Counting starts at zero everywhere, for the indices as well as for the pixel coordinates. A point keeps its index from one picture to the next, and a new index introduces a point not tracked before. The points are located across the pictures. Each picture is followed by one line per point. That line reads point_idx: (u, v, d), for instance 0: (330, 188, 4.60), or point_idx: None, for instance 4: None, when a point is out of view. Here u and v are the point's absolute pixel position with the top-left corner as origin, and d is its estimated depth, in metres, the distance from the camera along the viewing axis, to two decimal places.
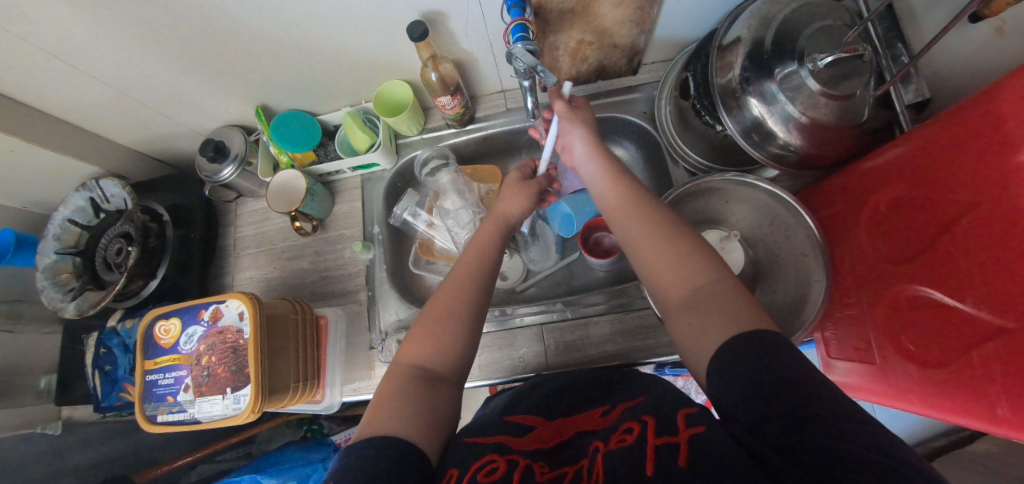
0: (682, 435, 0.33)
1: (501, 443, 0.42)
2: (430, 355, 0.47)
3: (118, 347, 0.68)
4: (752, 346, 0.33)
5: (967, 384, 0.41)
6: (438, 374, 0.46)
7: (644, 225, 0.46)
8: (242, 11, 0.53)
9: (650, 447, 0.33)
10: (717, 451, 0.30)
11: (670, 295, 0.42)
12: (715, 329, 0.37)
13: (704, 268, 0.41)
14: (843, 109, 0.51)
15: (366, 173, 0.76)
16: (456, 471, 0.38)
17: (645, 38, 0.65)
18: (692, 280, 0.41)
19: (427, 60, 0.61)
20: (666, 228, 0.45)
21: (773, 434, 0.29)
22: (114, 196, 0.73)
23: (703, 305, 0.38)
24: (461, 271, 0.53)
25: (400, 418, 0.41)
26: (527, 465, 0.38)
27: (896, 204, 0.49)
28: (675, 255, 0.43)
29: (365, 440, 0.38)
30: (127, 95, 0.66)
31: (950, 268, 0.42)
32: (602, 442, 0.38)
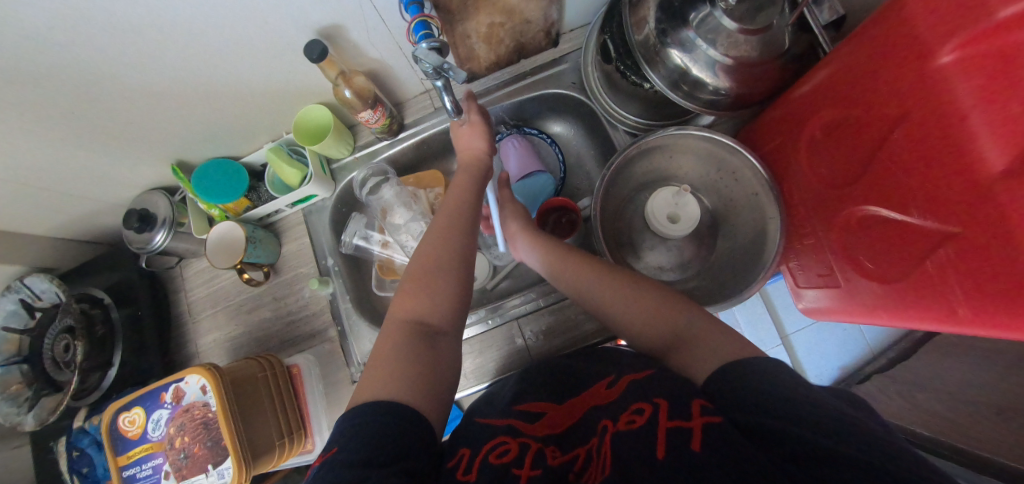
0: (695, 421, 0.30)
1: (512, 426, 0.45)
2: (428, 310, 0.48)
3: (92, 446, 0.65)
4: (748, 368, 0.33)
5: (925, 293, 0.41)
6: (436, 330, 0.47)
7: (609, 287, 0.50)
8: (122, 71, 0.49)
9: (661, 430, 0.32)
10: (724, 439, 0.28)
11: (654, 345, 0.44)
12: (698, 357, 0.38)
13: (674, 314, 0.44)
14: (764, 42, 0.51)
15: (307, 206, 0.72)
16: (469, 451, 0.41)
17: (557, 8, 0.62)
18: (668, 325, 0.43)
19: (336, 79, 0.58)
20: (629, 284, 0.49)
21: (764, 427, 0.28)
22: (45, 292, 0.68)
23: (685, 345, 0.40)
24: (418, 269, 0.51)
25: (398, 381, 0.39)
26: (539, 449, 0.40)
27: (831, 129, 0.49)
28: (645, 304, 0.46)
29: (370, 404, 0.36)
30: (23, 184, 0.61)
31: (891, 184, 0.42)
32: (610, 421, 0.38)
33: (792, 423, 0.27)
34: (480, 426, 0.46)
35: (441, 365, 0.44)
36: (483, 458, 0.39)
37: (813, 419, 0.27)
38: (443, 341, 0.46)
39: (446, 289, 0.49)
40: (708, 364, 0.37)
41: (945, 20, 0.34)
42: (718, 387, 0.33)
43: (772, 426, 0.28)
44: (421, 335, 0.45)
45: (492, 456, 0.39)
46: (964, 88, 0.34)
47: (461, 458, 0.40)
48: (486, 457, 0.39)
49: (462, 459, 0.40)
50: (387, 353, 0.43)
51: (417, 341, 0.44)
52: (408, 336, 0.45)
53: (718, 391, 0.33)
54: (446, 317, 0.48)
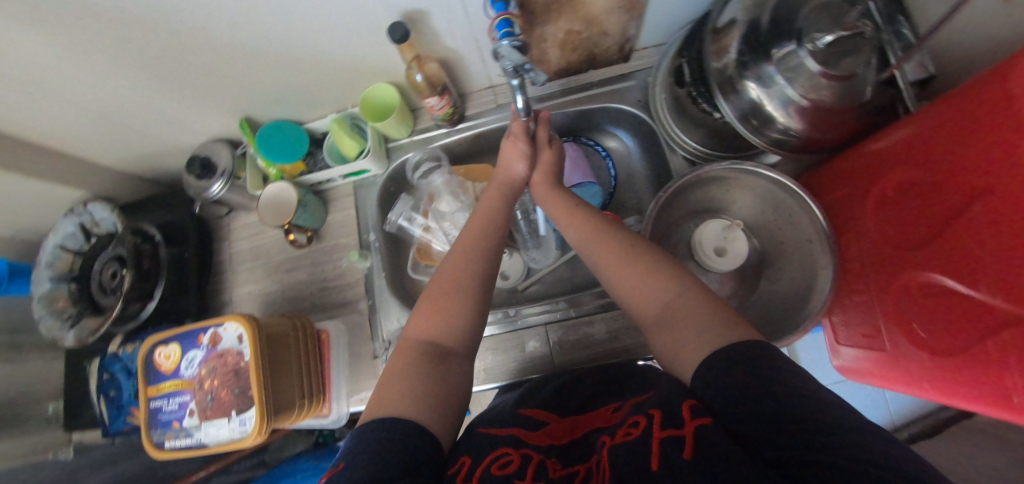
0: (686, 428, 0.31)
1: (515, 436, 0.43)
2: (443, 332, 0.48)
3: (122, 372, 0.68)
4: (731, 354, 0.34)
5: (979, 373, 0.40)
6: (448, 350, 0.47)
7: (605, 245, 0.49)
8: (218, 25, 0.51)
9: (655, 441, 0.32)
10: (713, 441, 0.29)
11: (643, 314, 0.45)
12: (685, 341, 0.39)
13: (667, 283, 0.44)
14: (843, 90, 0.49)
15: (358, 180, 0.74)
16: (469, 459, 0.39)
17: (636, 24, 0.63)
18: (658, 295, 0.43)
19: (411, 61, 0.60)
20: (626, 248, 0.48)
21: (756, 433, 0.29)
22: (103, 220, 0.71)
23: (671, 323, 0.41)
24: (439, 285, 0.51)
25: (415, 396, 0.40)
26: (540, 460, 0.40)
27: (906, 188, 0.47)
28: (637, 272, 0.46)
29: (377, 420, 0.37)
30: (106, 116, 0.64)
31: (961, 255, 0.41)
32: (608, 436, 0.39)
33: (774, 424, 0.28)
34: (482, 437, 0.43)
35: (453, 386, 0.44)
36: (483, 468, 0.38)
37: (793, 412, 0.28)
38: (457, 362, 0.47)
39: (464, 308, 0.49)
40: (697, 355, 0.37)
41: None
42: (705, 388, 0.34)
43: (761, 432, 0.29)
44: (434, 355, 0.46)
45: (493, 467, 0.37)
46: None
47: (461, 467, 0.38)
48: (487, 467, 0.38)
49: (462, 467, 0.38)
50: (400, 370, 0.43)
51: (430, 362, 0.45)
52: (421, 356, 0.45)
53: (705, 386, 0.34)
54: (460, 339, 0.48)
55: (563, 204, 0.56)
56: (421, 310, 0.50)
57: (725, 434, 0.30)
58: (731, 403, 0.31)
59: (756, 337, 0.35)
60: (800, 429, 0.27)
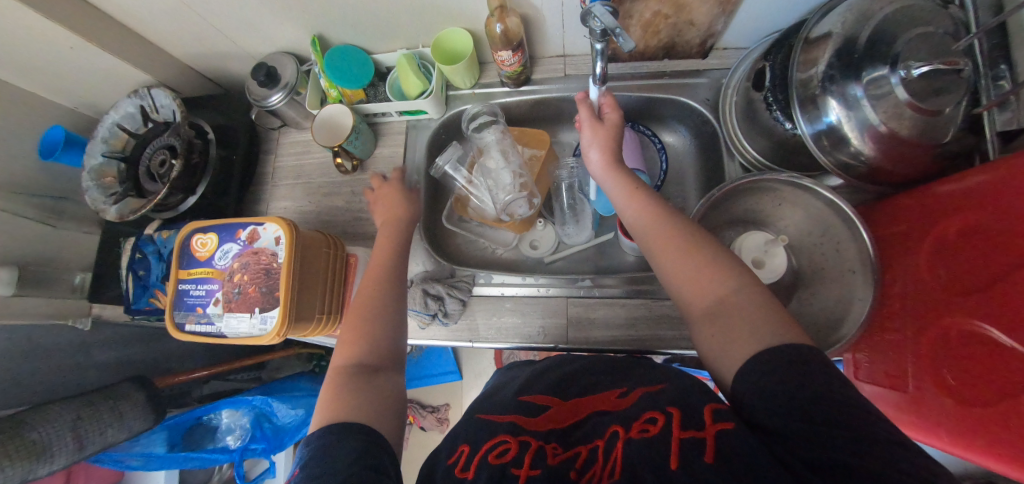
0: (708, 431, 0.33)
1: (514, 423, 0.45)
2: (363, 351, 0.48)
3: (153, 255, 0.70)
4: (767, 361, 0.34)
5: (1004, 428, 0.39)
6: (374, 367, 0.47)
7: (665, 231, 0.48)
8: None
9: (675, 441, 0.33)
10: (737, 447, 0.31)
11: (694, 307, 0.43)
12: (731, 334, 0.38)
13: (726, 278, 0.42)
14: (927, 125, 0.48)
15: (412, 120, 0.74)
16: (467, 448, 0.43)
17: (725, 20, 0.61)
18: (715, 290, 0.42)
19: (494, 10, 0.59)
20: (688, 236, 0.46)
21: (787, 430, 0.30)
22: (163, 108, 0.73)
23: (722, 317, 0.40)
24: (355, 313, 0.52)
25: (352, 409, 0.41)
26: (538, 447, 0.40)
27: (971, 232, 0.45)
28: (694, 262, 0.44)
29: (325, 426, 0.40)
30: (190, 8, 0.66)
31: (1012, 307, 0.40)
32: (620, 426, 0.39)
33: (798, 418, 0.30)
34: (482, 422, 0.47)
35: (391, 397, 0.45)
36: (481, 457, 0.40)
37: (820, 411, 0.30)
38: (387, 376, 0.47)
39: (374, 326, 0.50)
40: (743, 352, 0.37)
41: None
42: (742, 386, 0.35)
43: (782, 428, 0.31)
44: (364, 373, 0.46)
45: (492, 455, 0.40)
46: None
47: (462, 455, 0.42)
48: (486, 455, 0.40)
49: (462, 455, 0.42)
50: (332, 395, 0.43)
51: (360, 382, 0.45)
52: (351, 379, 0.45)
53: (740, 386, 0.35)
54: (382, 353, 0.48)
55: (624, 184, 0.55)
56: (345, 338, 0.49)
57: (752, 436, 0.32)
58: (757, 400, 0.33)
59: (808, 344, 0.35)
60: (826, 429, 0.29)
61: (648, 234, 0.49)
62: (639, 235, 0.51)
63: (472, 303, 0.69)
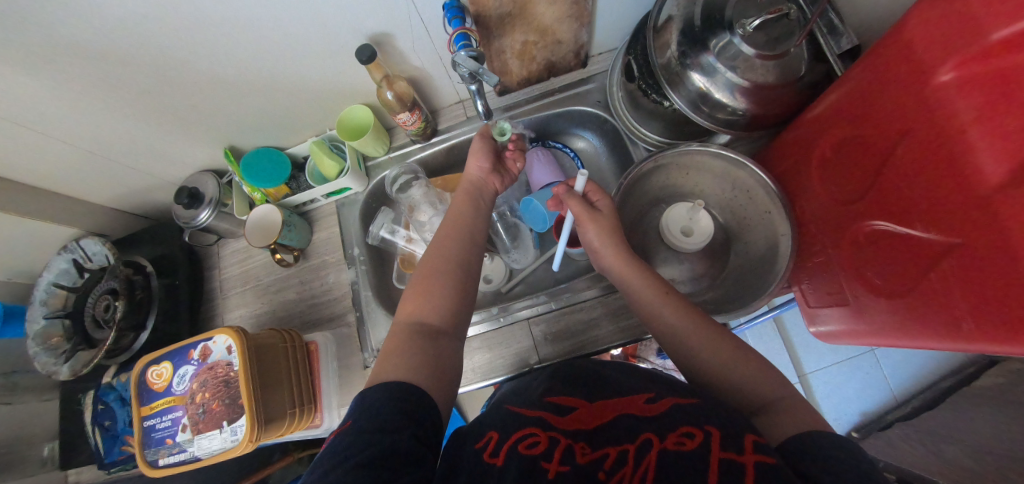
0: (747, 457, 0.31)
1: (543, 418, 0.42)
2: (426, 310, 0.48)
3: (116, 401, 0.69)
4: (821, 437, 0.33)
5: (929, 307, 0.43)
6: (437, 329, 0.46)
7: (703, 338, 0.47)
8: (196, 58, 0.56)
9: (713, 460, 0.32)
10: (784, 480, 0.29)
11: (742, 401, 0.42)
12: (785, 425, 0.37)
13: (770, 384, 0.42)
14: (780, 67, 0.53)
15: (340, 199, 0.77)
16: (496, 434, 0.41)
17: (587, 31, 0.67)
18: (759, 394, 0.41)
19: (381, 81, 0.64)
20: (724, 347, 0.45)
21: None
22: (95, 254, 0.74)
23: (773, 412, 0.39)
24: (427, 264, 0.52)
25: (403, 368, 0.41)
26: (567, 445, 0.38)
27: (841, 147, 0.52)
28: (725, 356, 0.45)
29: (382, 382, 0.38)
30: (99, 155, 0.69)
31: (898, 198, 0.45)
32: (655, 435, 0.36)
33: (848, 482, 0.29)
34: (512, 413, 0.45)
35: (445, 362, 0.44)
36: (510, 445, 0.39)
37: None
38: (446, 340, 0.46)
39: (446, 286, 0.50)
40: (793, 430, 0.36)
41: (942, 43, 0.38)
42: (790, 445, 0.34)
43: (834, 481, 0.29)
44: (424, 334, 0.45)
45: (522, 445, 0.38)
46: (963, 106, 0.37)
47: (490, 440, 0.40)
48: (515, 444, 0.39)
49: (491, 441, 0.40)
50: (392, 348, 0.43)
51: (419, 339, 0.45)
52: (411, 335, 0.45)
53: (792, 453, 0.33)
54: (445, 315, 0.48)
55: (629, 269, 0.54)
56: (408, 294, 0.50)
57: (791, 472, 0.30)
58: (808, 460, 0.32)
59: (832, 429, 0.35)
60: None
61: (678, 344, 0.48)
62: (669, 340, 0.49)
63: None
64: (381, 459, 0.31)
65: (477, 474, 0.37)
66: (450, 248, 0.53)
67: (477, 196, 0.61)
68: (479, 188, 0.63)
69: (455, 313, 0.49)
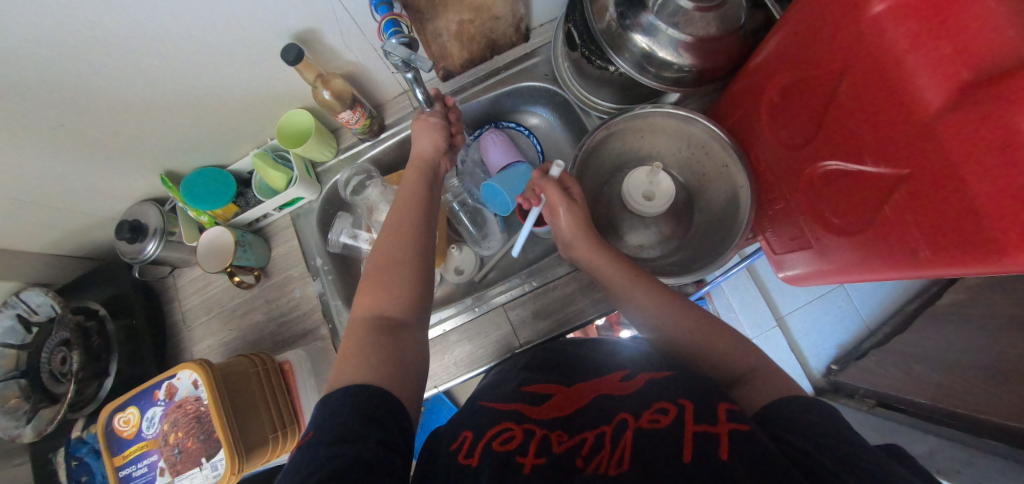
0: (721, 427, 0.31)
1: (518, 411, 0.43)
2: (388, 303, 0.46)
3: (90, 454, 0.66)
4: (796, 403, 0.34)
5: (887, 238, 0.43)
6: (400, 321, 0.46)
7: (679, 318, 0.47)
8: (104, 83, 0.51)
9: (688, 435, 0.31)
10: (758, 446, 0.29)
11: (724, 374, 0.43)
12: (761, 392, 0.38)
13: (746, 352, 0.43)
14: (719, 18, 0.52)
15: (294, 210, 0.74)
16: (471, 433, 0.41)
17: (523, 3, 0.65)
18: (738, 364, 0.42)
19: (314, 82, 0.60)
20: (700, 324, 0.46)
21: (813, 454, 0.28)
22: (41, 305, 0.70)
23: (752, 380, 0.40)
24: (383, 254, 0.50)
25: (364, 369, 0.39)
26: (544, 436, 0.38)
27: (788, 92, 0.52)
28: (702, 331, 0.46)
29: (343, 388, 0.37)
30: (19, 200, 0.63)
31: (848, 136, 0.45)
32: (630, 415, 0.37)
33: (826, 454, 0.28)
34: (485, 410, 0.45)
35: (410, 357, 0.44)
36: (485, 443, 0.38)
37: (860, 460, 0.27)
38: (409, 333, 0.46)
39: (402, 290, 0.48)
40: (769, 396, 0.36)
41: None
42: (768, 414, 0.34)
43: (808, 445, 0.29)
44: (387, 328, 0.44)
45: (497, 443, 0.38)
46: (898, 35, 0.37)
47: (465, 441, 0.40)
48: (489, 442, 0.38)
49: (465, 442, 0.40)
50: (352, 348, 0.42)
51: (381, 335, 0.43)
52: (372, 330, 0.44)
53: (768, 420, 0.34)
54: (409, 308, 0.47)
55: (599, 252, 0.54)
56: (364, 287, 0.48)
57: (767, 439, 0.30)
58: (787, 430, 0.32)
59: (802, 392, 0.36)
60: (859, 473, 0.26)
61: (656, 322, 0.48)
62: (646, 323, 0.50)
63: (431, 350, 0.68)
64: (342, 473, 0.30)
65: (453, 476, 0.36)
66: (405, 231, 0.52)
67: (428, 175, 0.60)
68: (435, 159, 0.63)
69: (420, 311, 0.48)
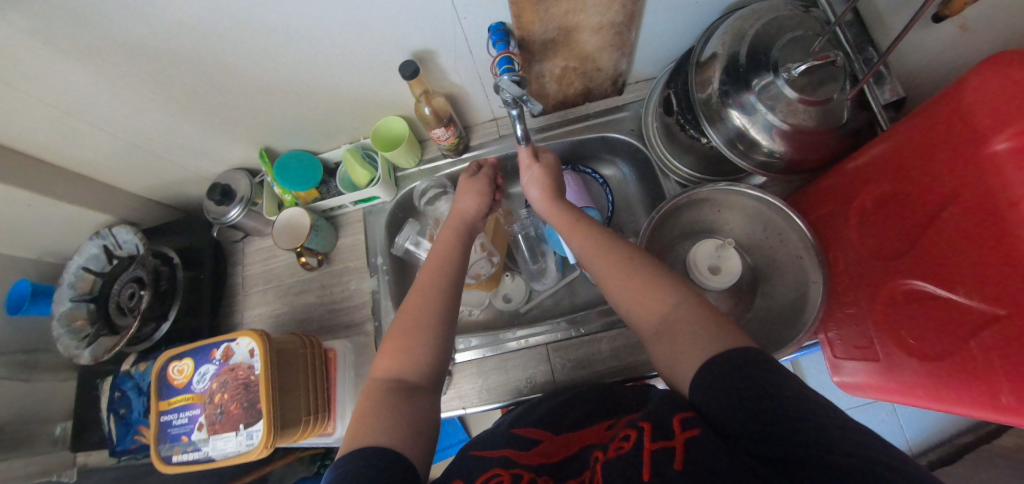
0: (677, 439, 0.33)
1: (507, 457, 0.45)
2: (404, 366, 0.48)
3: (133, 390, 0.70)
4: (724, 361, 0.34)
5: (967, 372, 0.41)
6: (415, 385, 0.47)
7: (611, 264, 0.49)
8: (243, 62, 0.57)
9: (646, 453, 0.34)
10: (707, 459, 0.31)
11: (643, 325, 0.44)
12: (683, 353, 0.39)
13: (666, 293, 0.44)
14: (822, 113, 0.52)
15: (368, 206, 0.78)
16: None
17: (627, 60, 0.67)
18: (657, 309, 0.43)
19: (420, 96, 0.64)
20: (628, 263, 0.48)
21: (743, 436, 0.30)
22: (126, 243, 0.75)
23: (667, 334, 0.41)
24: (409, 307, 0.52)
25: (383, 432, 0.41)
26: (530, 478, 0.41)
27: (884, 200, 0.51)
28: (634, 288, 0.46)
29: (356, 450, 0.38)
30: (138, 145, 0.70)
31: (941, 259, 0.44)
32: (602, 452, 0.40)
33: (760, 437, 0.29)
34: (474, 460, 0.47)
35: (423, 417, 0.44)
36: None
37: (782, 414, 0.29)
38: (423, 397, 0.46)
39: (424, 341, 0.49)
40: (697, 360, 0.37)
41: (1002, 111, 0.37)
42: (702, 379, 0.35)
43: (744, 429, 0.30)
44: (403, 391, 0.46)
45: None
46: (1016, 178, 0.36)
47: None
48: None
49: None
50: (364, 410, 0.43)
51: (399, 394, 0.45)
52: (387, 391, 0.45)
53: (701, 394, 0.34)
54: (426, 371, 0.48)
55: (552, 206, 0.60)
56: (385, 349, 0.50)
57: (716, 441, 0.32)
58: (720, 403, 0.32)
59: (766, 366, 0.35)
60: (792, 435, 0.28)
61: (596, 267, 0.51)
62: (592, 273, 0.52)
63: (458, 371, 0.69)
64: None
65: None
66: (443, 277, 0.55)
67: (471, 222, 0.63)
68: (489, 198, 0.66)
69: None
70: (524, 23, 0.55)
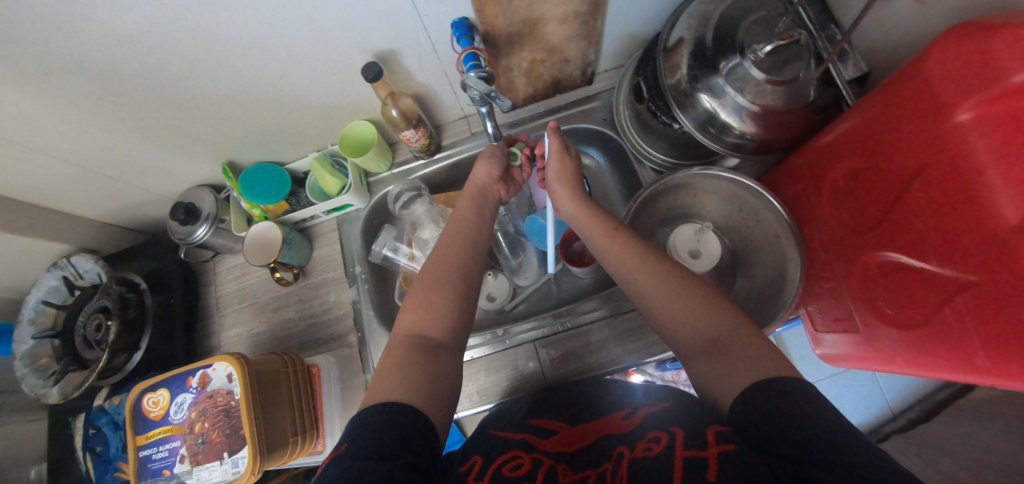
0: (710, 451, 0.33)
1: (526, 441, 0.46)
2: (428, 323, 0.47)
3: (108, 425, 0.66)
4: (771, 386, 0.35)
5: (943, 338, 0.43)
6: (438, 342, 0.46)
7: (653, 276, 0.49)
8: (194, 74, 0.54)
9: (678, 459, 0.34)
10: (742, 464, 0.31)
11: (689, 345, 0.44)
12: (732, 373, 0.38)
13: (718, 318, 0.43)
14: (790, 93, 0.52)
15: (341, 215, 0.76)
16: (481, 459, 0.43)
17: (595, 49, 0.66)
18: (708, 329, 0.43)
19: (386, 98, 0.62)
20: (676, 281, 0.48)
21: (783, 455, 0.31)
22: (87, 272, 0.71)
23: (721, 354, 0.40)
24: (431, 273, 0.51)
25: (406, 387, 0.40)
26: (550, 467, 0.41)
27: (854, 175, 0.51)
28: (686, 308, 0.45)
29: (377, 405, 0.38)
30: (89, 169, 0.66)
31: (914, 231, 0.45)
32: (626, 448, 0.40)
33: (795, 454, 0.30)
34: (493, 439, 0.47)
35: (445, 377, 0.43)
36: (495, 468, 0.41)
37: (819, 439, 0.30)
38: (446, 353, 0.45)
39: (445, 304, 0.48)
40: (740, 382, 0.37)
41: (963, 81, 0.37)
42: (749, 396, 0.35)
43: (781, 441, 0.31)
44: (426, 349, 0.45)
45: (506, 468, 0.41)
46: (981, 145, 0.37)
47: (475, 464, 0.42)
48: (498, 468, 0.41)
49: (474, 466, 0.42)
50: (392, 365, 0.42)
51: (421, 353, 0.44)
52: (409, 349, 0.44)
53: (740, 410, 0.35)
54: (449, 331, 0.47)
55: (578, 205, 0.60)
56: (410, 305, 0.49)
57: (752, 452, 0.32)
58: (759, 422, 0.33)
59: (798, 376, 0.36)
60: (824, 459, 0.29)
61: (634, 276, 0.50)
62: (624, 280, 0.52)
63: None
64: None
65: None
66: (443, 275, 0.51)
67: (478, 224, 0.59)
68: (484, 195, 0.63)
69: (461, 341, 0.48)
70: (487, 17, 0.53)
